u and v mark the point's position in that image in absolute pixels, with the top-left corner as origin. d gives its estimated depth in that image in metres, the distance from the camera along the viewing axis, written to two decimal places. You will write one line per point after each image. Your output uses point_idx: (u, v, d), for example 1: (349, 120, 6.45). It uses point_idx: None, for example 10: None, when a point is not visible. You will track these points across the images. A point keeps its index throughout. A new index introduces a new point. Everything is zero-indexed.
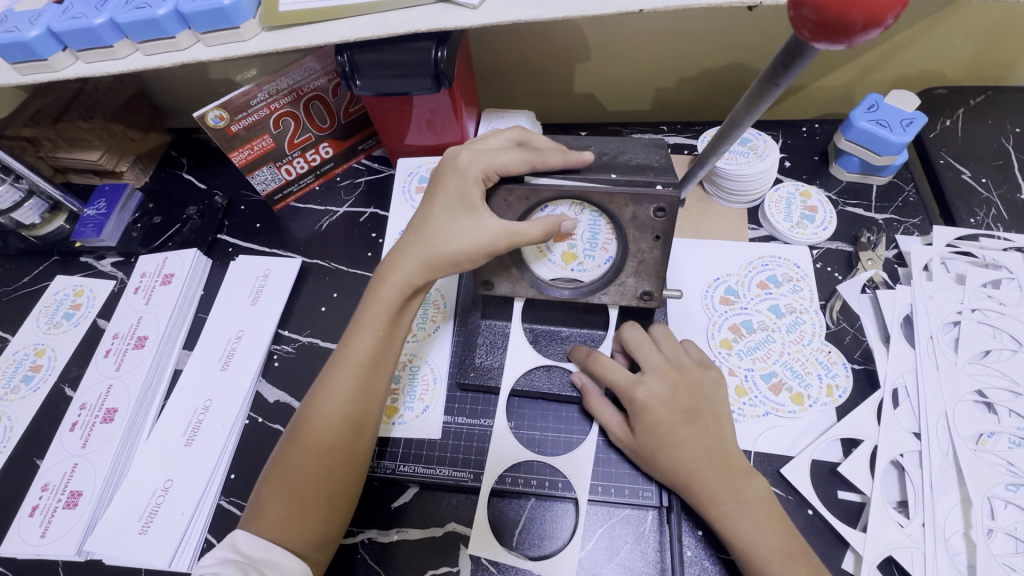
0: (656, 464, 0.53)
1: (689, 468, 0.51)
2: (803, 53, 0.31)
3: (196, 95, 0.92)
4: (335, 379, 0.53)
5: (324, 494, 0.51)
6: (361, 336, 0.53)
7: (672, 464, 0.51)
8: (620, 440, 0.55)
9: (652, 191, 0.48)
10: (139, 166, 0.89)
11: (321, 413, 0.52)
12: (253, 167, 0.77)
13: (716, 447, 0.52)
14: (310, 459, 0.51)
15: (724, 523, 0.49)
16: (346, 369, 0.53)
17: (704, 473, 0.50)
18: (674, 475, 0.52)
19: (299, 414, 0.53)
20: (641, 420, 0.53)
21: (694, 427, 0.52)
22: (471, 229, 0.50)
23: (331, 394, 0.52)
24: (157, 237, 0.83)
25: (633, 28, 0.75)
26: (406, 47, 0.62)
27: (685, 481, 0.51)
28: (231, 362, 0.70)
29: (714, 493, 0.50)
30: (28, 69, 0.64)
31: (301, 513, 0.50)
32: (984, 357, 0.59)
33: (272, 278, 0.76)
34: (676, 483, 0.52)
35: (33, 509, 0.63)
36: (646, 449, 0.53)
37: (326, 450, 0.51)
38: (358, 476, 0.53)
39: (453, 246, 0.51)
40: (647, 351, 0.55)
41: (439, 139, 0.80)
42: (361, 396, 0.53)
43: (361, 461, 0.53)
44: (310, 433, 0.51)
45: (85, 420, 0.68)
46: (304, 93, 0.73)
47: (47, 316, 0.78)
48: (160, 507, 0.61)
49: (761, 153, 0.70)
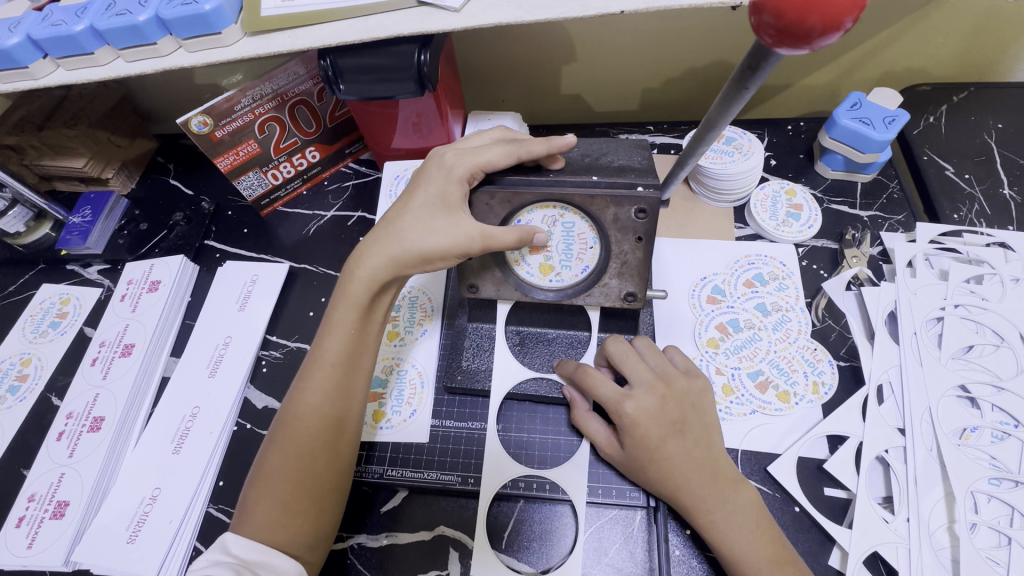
0: (646, 474, 0.52)
1: (680, 476, 0.51)
2: (767, 58, 0.31)
3: (182, 101, 0.91)
4: (310, 381, 0.53)
5: (309, 494, 0.51)
6: (333, 335, 0.54)
7: (661, 476, 0.51)
8: (610, 454, 0.55)
9: (632, 193, 0.48)
10: (125, 173, 0.88)
11: (300, 415, 0.52)
12: (239, 172, 0.77)
13: (704, 457, 0.52)
14: (292, 462, 0.51)
15: (711, 529, 0.50)
16: (321, 369, 0.53)
17: (691, 484, 0.51)
18: (664, 485, 0.52)
19: (279, 417, 0.53)
20: (630, 436, 0.52)
21: (683, 440, 0.52)
22: (448, 229, 0.50)
23: (306, 396, 0.52)
24: (143, 244, 0.83)
25: (618, 29, 0.76)
26: (388, 51, 0.62)
27: (674, 493, 0.51)
28: (219, 368, 0.69)
29: (702, 502, 0.50)
30: (8, 77, 0.63)
31: (289, 515, 0.50)
32: (967, 353, 0.59)
33: (260, 283, 0.76)
34: (668, 493, 0.52)
35: (20, 520, 0.63)
36: (636, 462, 0.53)
37: (307, 448, 0.51)
38: (343, 475, 0.53)
39: (430, 242, 0.51)
40: (634, 364, 0.54)
41: (425, 142, 0.80)
42: (338, 393, 0.53)
43: (343, 459, 0.53)
44: (292, 435, 0.51)
45: (72, 429, 0.68)
46: (289, 97, 0.73)
47: (34, 325, 0.78)
48: (148, 515, 0.60)
49: (746, 152, 0.71)
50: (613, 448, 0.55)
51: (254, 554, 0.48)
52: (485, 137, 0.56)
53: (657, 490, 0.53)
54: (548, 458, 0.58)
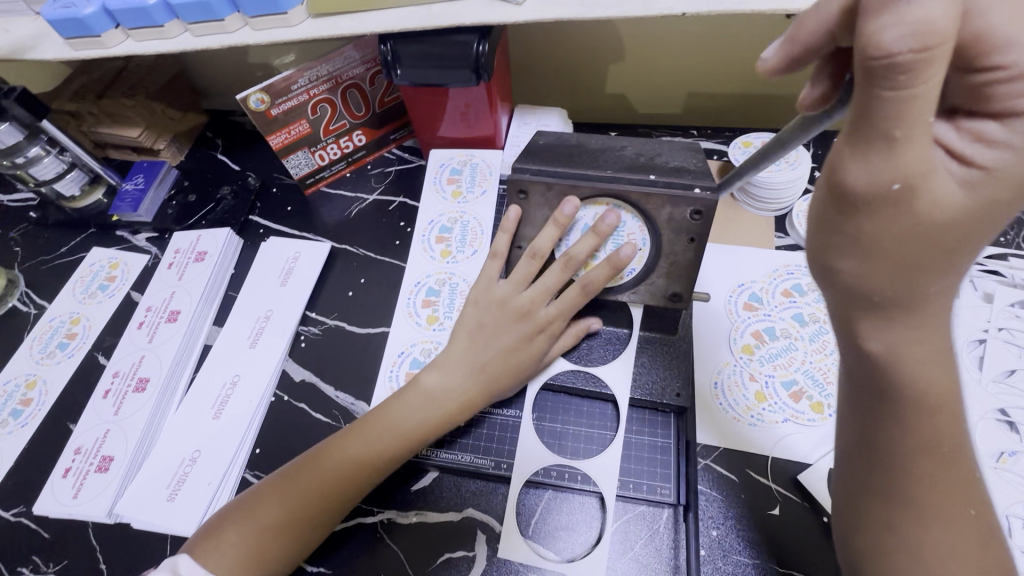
0: (889, 210, 0.29)
1: (939, 251, 0.30)
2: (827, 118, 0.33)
3: (235, 79, 0.94)
4: (347, 459, 0.55)
5: (280, 546, 0.52)
6: (380, 421, 0.56)
7: (904, 223, 0.29)
8: (884, 279, 0.32)
9: (689, 194, 0.49)
10: (176, 146, 0.91)
11: (321, 484, 0.54)
12: (289, 151, 0.79)
13: (929, 226, 0.29)
14: (284, 517, 0.53)
15: (923, 233, 0.29)
16: (363, 458, 0.55)
17: (914, 231, 0.29)
18: (917, 241, 0.30)
19: (296, 471, 0.55)
20: (888, 226, 0.29)
21: (935, 411, 0.35)
22: (511, 359, 0.58)
23: (335, 470, 0.54)
24: (191, 215, 0.86)
25: (671, 31, 0.76)
26: (447, 40, 0.63)
27: (900, 202, 0.28)
28: (259, 341, 0.71)
29: (915, 196, 0.28)
30: (81, 45, 0.66)
31: (251, 559, 0.51)
32: (1009, 377, 0.59)
33: (302, 260, 0.78)
34: (906, 293, 0.32)
35: (66, 470, 0.65)
36: (864, 232, 0.30)
37: (296, 498, 0.53)
38: (303, 546, 0.53)
39: (494, 368, 0.58)
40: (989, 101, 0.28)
41: (471, 132, 0.81)
42: (351, 474, 0.54)
43: (308, 534, 0.53)
44: (296, 481, 0.54)
45: (118, 387, 0.70)
46: (342, 80, 0.75)
47: (83, 286, 0.81)
48: (187, 476, 0.63)
49: (793, 163, 0.71)
50: (908, 189, 0.28)
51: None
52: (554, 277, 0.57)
53: (859, 291, 0.33)
54: (580, 451, 0.59)
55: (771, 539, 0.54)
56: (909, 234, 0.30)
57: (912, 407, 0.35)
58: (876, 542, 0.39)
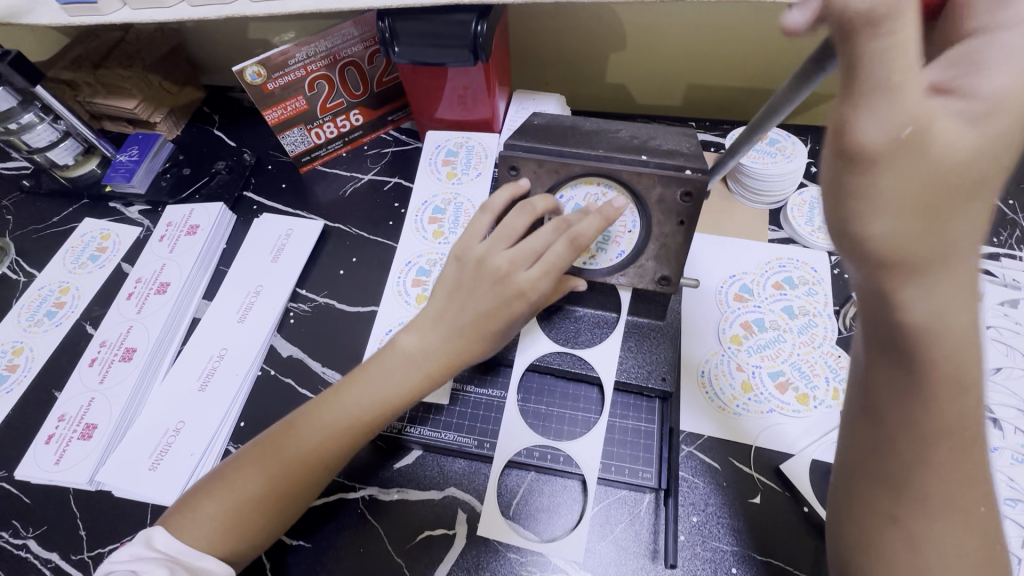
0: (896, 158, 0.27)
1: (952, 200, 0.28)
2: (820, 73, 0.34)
3: (234, 55, 0.93)
4: (324, 433, 0.53)
5: (265, 520, 0.52)
6: (353, 387, 0.55)
7: (915, 169, 0.27)
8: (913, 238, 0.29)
9: (680, 175, 0.49)
10: (172, 119, 0.91)
11: (301, 459, 0.53)
12: (286, 127, 0.79)
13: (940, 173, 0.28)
14: (267, 492, 0.52)
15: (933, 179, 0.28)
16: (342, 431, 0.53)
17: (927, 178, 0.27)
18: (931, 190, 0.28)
19: (273, 444, 0.53)
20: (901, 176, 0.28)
21: (962, 385, 0.34)
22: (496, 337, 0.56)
23: (313, 443, 0.53)
24: (184, 189, 0.85)
25: (672, 21, 0.76)
26: (446, 18, 0.63)
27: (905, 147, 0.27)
28: (248, 315, 0.71)
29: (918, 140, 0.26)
30: (77, 11, 0.65)
31: (235, 534, 0.51)
32: (995, 374, 0.59)
33: (294, 237, 0.78)
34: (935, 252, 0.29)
35: (49, 437, 0.65)
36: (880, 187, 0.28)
37: (276, 474, 0.52)
38: (287, 518, 0.53)
39: (476, 341, 0.54)
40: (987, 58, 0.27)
41: (469, 116, 0.81)
42: (336, 448, 0.53)
43: (292, 507, 0.53)
44: (276, 456, 0.53)
45: (104, 357, 0.70)
46: (340, 58, 0.74)
47: (74, 256, 0.80)
48: (171, 446, 0.62)
49: (789, 155, 0.71)
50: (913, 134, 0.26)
51: (185, 552, 0.50)
52: (539, 236, 0.51)
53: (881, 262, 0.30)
54: (564, 432, 0.59)
55: (751, 527, 0.54)
56: (922, 183, 0.28)
57: (936, 384, 0.34)
58: (867, 527, 0.39)
